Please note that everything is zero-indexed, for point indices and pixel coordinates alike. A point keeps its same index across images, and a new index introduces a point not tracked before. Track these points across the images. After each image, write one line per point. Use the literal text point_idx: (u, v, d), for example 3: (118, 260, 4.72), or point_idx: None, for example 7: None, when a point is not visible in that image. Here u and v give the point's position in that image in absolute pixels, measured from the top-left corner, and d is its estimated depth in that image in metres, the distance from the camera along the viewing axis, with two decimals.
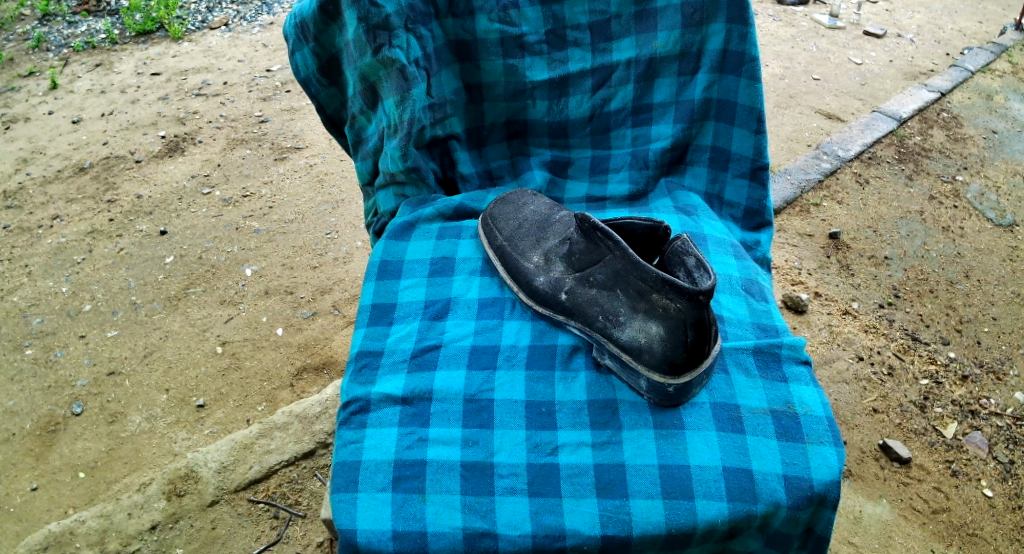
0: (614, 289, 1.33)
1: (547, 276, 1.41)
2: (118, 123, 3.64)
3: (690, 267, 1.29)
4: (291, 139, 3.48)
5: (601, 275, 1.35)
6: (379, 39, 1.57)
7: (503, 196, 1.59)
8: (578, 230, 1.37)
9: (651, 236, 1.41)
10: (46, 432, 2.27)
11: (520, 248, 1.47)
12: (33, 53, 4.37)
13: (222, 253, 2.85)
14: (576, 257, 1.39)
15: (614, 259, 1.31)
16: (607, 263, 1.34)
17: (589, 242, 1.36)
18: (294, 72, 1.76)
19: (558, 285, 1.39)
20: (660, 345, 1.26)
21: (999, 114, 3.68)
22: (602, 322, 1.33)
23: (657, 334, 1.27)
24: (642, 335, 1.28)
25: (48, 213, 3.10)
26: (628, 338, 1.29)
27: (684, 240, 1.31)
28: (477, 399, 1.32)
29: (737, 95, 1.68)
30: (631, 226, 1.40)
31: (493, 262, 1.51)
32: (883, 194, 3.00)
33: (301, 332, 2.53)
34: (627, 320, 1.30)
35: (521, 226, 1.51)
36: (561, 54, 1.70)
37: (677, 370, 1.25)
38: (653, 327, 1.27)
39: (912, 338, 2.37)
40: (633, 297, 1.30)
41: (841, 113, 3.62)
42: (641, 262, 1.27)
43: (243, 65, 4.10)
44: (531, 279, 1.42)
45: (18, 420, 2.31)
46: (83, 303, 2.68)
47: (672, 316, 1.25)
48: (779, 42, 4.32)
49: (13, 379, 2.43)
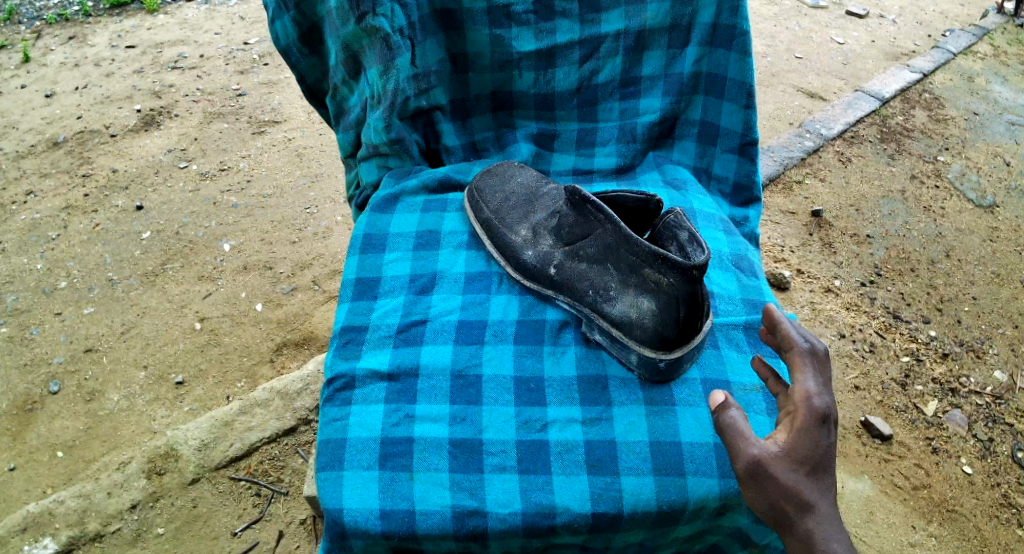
0: (605, 263, 1.31)
1: (536, 250, 1.39)
2: (92, 97, 3.54)
3: (682, 240, 1.27)
4: (269, 113, 3.40)
5: (591, 249, 1.32)
6: (362, 6, 1.52)
7: (491, 168, 1.56)
8: (568, 202, 1.35)
9: (641, 210, 1.39)
10: (22, 411, 2.22)
11: (508, 220, 1.44)
12: (4, 25, 4.23)
13: (200, 228, 2.79)
14: (565, 231, 1.37)
15: (605, 232, 1.29)
16: (598, 236, 1.31)
17: (579, 215, 1.34)
18: (274, 41, 1.70)
19: (547, 259, 1.37)
20: (652, 320, 1.24)
21: (980, 96, 3.69)
22: (592, 296, 1.31)
23: (648, 309, 1.25)
24: (632, 309, 1.26)
25: (21, 189, 3.02)
26: (619, 313, 1.28)
27: (677, 213, 1.29)
28: (465, 374, 1.30)
29: (727, 70, 1.66)
30: (621, 199, 1.38)
31: (480, 236, 1.48)
32: (865, 173, 3.00)
33: (280, 308, 2.49)
34: (618, 294, 1.28)
35: (509, 199, 1.48)
36: (549, 24, 1.64)
37: (668, 346, 1.23)
38: (645, 302, 1.25)
39: (892, 316, 2.38)
40: (624, 271, 1.28)
41: (824, 92, 3.61)
42: (633, 235, 1.25)
43: (220, 37, 4.01)
44: (519, 253, 1.39)
45: None
46: (58, 280, 2.61)
47: (665, 291, 1.23)
48: (763, 20, 4.30)
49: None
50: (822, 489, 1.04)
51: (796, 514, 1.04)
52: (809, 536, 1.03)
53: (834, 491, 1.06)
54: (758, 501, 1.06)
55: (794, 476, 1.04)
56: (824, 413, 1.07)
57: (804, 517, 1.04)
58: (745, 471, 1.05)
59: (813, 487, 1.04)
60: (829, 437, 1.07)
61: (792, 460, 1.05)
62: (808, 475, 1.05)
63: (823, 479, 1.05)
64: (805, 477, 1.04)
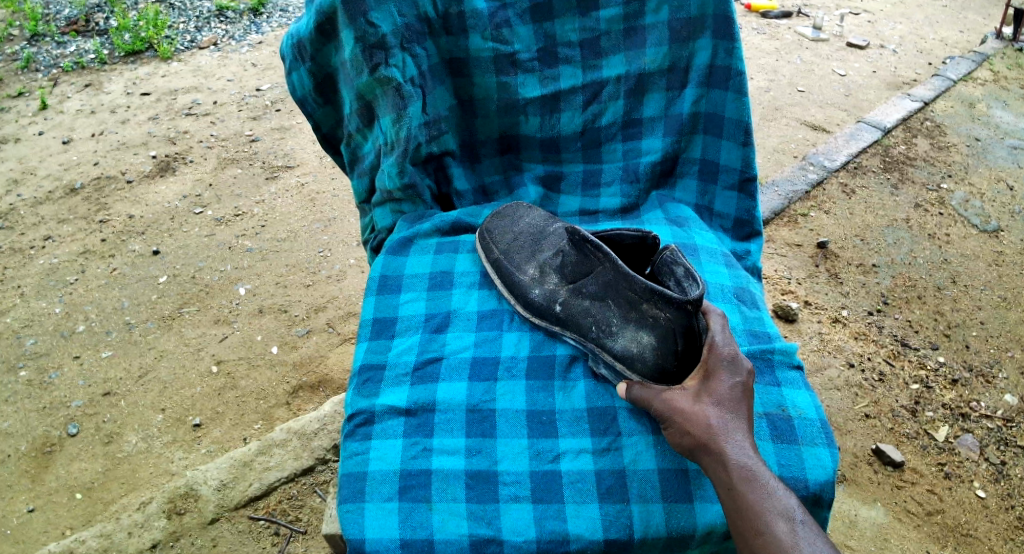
0: (606, 299, 1.37)
1: (542, 288, 1.44)
2: (109, 143, 3.67)
3: (678, 277, 1.34)
4: (281, 158, 3.51)
5: (592, 286, 1.39)
6: (375, 58, 1.55)
7: (499, 211, 1.62)
8: (570, 243, 1.42)
9: (639, 247, 1.45)
10: (42, 453, 2.27)
11: (516, 260, 1.49)
12: (22, 74, 4.43)
13: (215, 272, 2.87)
14: (568, 269, 1.43)
15: (605, 270, 1.36)
16: (598, 274, 1.38)
17: (580, 255, 1.41)
18: (291, 91, 1.73)
19: (553, 297, 1.42)
20: (652, 354, 1.30)
21: (982, 122, 3.75)
22: (595, 331, 1.36)
23: (648, 343, 1.31)
24: (633, 344, 1.31)
25: (39, 234, 3.12)
26: (621, 347, 1.32)
27: (672, 250, 1.36)
28: (480, 408, 1.34)
29: (725, 109, 1.69)
30: (620, 238, 1.44)
31: (490, 276, 1.53)
32: (870, 203, 3.06)
33: (296, 350, 2.54)
34: (620, 329, 1.34)
35: (517, 239, 1.54)
36: (553, 71, 1.69)
37: (667, 377, 1.30)
38: (645, 336, 1.31)
39: (901, 344, 2.41)
40: (624, 307, 1.34)
41: (827, 124, 3.69)
42: (631, 272, 1.33)
43: (232, 84, 4.15)
44: (526, 292, 1.44)
45: (13, 441, 2.31)
46: (76, 323, 2.69)
47: (662, 325, 1.30)
48: (764, 55, 4.42)
49: (8, 401, 2.43)
50: (728, 414, 1.19)
51: (707, 436, 1.17)
52: (723, 452, 1.15)
53: (740, 415, 1.20)
54: (674, 436, 1.20)
55: (700, 407, 1.20)
56: (731, 358, 1.25)
57: (715, 437, 1.16)
58: (659, 411, 1.23)
59: (721, 413, 1.19)
60: (735, 376, 1.23)
61: (696, 395, 1.22)
62: (715, 405, 1.20)
63: (728, 407, 1.20)
64: (710, 407, 1.20)
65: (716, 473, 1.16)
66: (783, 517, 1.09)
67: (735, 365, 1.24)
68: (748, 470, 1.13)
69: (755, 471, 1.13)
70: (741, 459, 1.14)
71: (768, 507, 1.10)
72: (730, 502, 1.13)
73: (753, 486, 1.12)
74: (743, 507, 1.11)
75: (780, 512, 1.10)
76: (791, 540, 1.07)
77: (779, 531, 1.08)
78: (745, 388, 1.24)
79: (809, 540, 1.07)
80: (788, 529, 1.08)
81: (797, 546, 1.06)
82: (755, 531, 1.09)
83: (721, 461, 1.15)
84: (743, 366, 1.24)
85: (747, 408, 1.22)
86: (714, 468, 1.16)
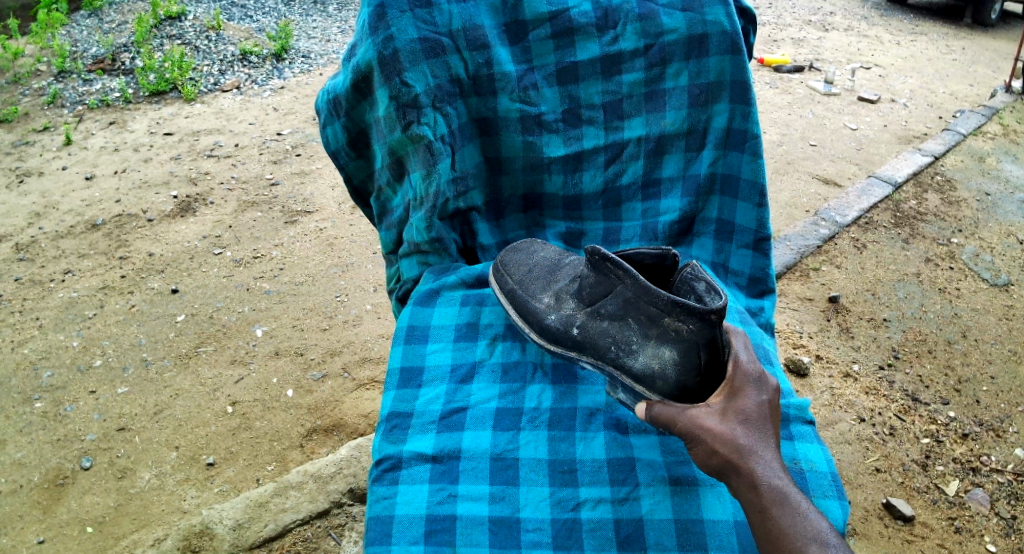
0: (626, 318, 1.33)
1: (559, 314, 1.41)
2: (131, 182, 3.79)
3: (700, 290, 1.33)
4: (301, 203, 3.61)
5: (611, 306, 1.35)
6: (407, 116, 1.58)
7: (515, 244, 1.58)
8: (587, 262, 1.38)
9: (658, 266, 1.43)
10: (54, 485, 2.31)
11: (532, 289, 1.46)
12: (48, 109, 4.63)
13: (233, 313, 2.94)
14: (585, 292, 1.39)
15: (624, 287, 1.32)
16: (617, 293, 1.34)
17: (598, 274, 1.36)
18: (324, 145, 1.81)
19: (570, 321, 1.39)
20: (674, 370, 1.29)
21: (991, 176, 3.82)
22: (614, 352, 1.34)
23: (670, 358, 1.28)
24: (655, 361, 1.30)
25: (60, 268, 3.21)
26: (641, 366, 1.31)
27: (693, 266, 1.35)
28: (503, 457, 1.34)
29: (740, 171, 1.76)
30: (639, 257, 1.42)
31: (505, 307, 1.50)
32: (881, 258, 3.11)
33: (311, 394, 2.59)
34: (640, 346, 1.31)
35: (532, 270, 1.50)
36: (576, 131, 1.72)
37: (688, 395, 1.30)
38: (666, 352, 1.29)
39: (911, 399, 2.43)
40: (644, 324, 1.31)
41: (838, 178, 3.77)
42: (652, 287, 1.28)
43: (254, 127, 4.29)
44: (542, 318, 1.41)
45: (26, 472, 2.35)
46: (93, 358, 2.75)
47: (685, 338, 1.27)
48: (775, 109, 4.53)
49: (22, 431, 2.48)
50: (757, 435, 1.21)
51: (736, 456, 1.18)
52: (753, 472, 1.17)
53: (767, 434, 1.22)
54: (701, 454, 1.21)
55: (728, 426, 1.21)
56: (757, 376, 1.27)
57: (745, 457, 1.18)
58: (684, 428, 1.22)
59: (748, 432, 1.21)
60: (760, 394, 1.26)
61: (723, 414, 1.23)
62: (740, 424, 1.22)
63: (756, 428, 1.22)
64: (739, 427, 1.21)
65: (746, 493, 1.17)
66: (815, 540, 1.10)
67: (761, 382, 1.27)
68: (778, 491, 1.15)
69: (785, 493, 1.15)
70: (771, 480, 1.16)
71: (800, 531, 1.11)
72: (761, 525, 1.14)
73: (784, 507, 1.13)
74: (773, 529, 1.12)
75: (812, 534, 1.10)
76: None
77: None
78: (770, 405, 1.26)
79: None
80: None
81: None
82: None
83: (752, 482, 1.17)
84: (768, 383, 1.27)
85: (772, 427, 1.24)
86: (744, 489, 1.17)
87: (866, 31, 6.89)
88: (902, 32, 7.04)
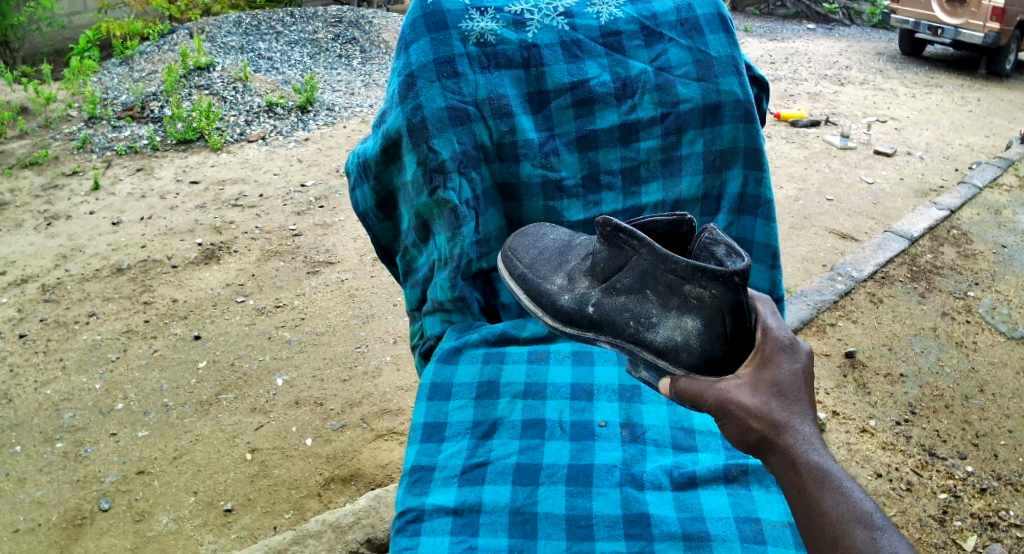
0: (643, 291, 1.23)
1: (572, 293, 1.33)
2: (157, 228, 3.91)
3: (719, 255, 1.20)
4: (323, 254, 3.71)
5: (628, 279, 1.25)
6: (434, 181, 1.66)
7: (524, 228, 1.55)
8: (600, 237, 1.29)
9: (673, 234, 1.31)
10: (72, 525, 2.33)
11: (542, 272, 1.40)
12: (78, 154, 4.81)
13: (255, 361, 3.01)
14: (599, 267, 1.31)
15: (640, 258, 1.22)
16: (633, 265, 1.24)
17: (612, 248, 1.27)
18: (353, 205, 1.90)
19: (584, 300, 1.31)
20: (698, 341, 1.15)
21: (1007, 229, 3.86)
22: (634, 326, 1.23)
23: (693, 328, 1.15)
24: (677, 332, 1.17)
25: (85, 310, 3.31)
26: (663, 338, 1.19)
27: (711, 229, 1.23)
28: (522, 511, 1.35)
29: (754, 234, 1.86)
30: (651, 226, 1.32)
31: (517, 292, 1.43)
32: (897, 312, 3.14)
33: (330, 444, 2.63)
34: (660, 319, 1.20)
35: (542, 252, 1.45)
36: (595, 196, 1.79)
37: (716, 367, 1.14)
38: (689, 322, 1.16)
39: (929, 454, 2.44)
40: (664, 295, 1.20)
41: (855, 232, 3.82)
42: (669, 254, 1.17)
43: (278, 178, 4.43)
44: (555, 299, 1.34)
45: (45, 511, 2.38)
46: (115, 401, 2.81)
47: (708, 305, 1.13)
48: (792, 164, 4.62)
49: (43, 470, 2.53)
50: (793, 409, 1.04)
51: (772, 432, 1.01)
52: (791, 448, 1.00)
53: (806, 406, 1.05)
54: (733, 432, 1.04)
55: (762, 400, 1.04)
56: (789, 344, 1.10)
57: (781, 433, 1.01)
58: (713, 402, 1.06)
59: (784, 404, 1.04)
60: (796, 363, 1.08)
61: (754, 386, 1.06)
62: (773, 396, 1.04)
63: (793, 401, 1.04)
64: (774, 400, 1.04)
65: (783, 473, 1.00)
66: (864, 524, 0.92)
67: (794, 350, 1.09)
68: (821, 471, 0.97)
69: (828, 471, 0.97)
70: (812, 458, 0.98)
71: (843, 513, 0.93)
72: (800, 507, 0.96)
73: (826, 488, 0.95)
74: (813, 513, 0.94)
75: (861, 518, 0.92)
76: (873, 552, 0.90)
77: (857, 541, 0.91)
78: (807, 375, 1.08)
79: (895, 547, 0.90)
80: (869, 538, 0.91)
81: None
82: (832, 543, 0.92)
83: (790, 461, 0.99)
84: (802, 350, 1.09)
85: (810, 399, 1.06)
86: (782, 470, 1.00)
87: (881, 83, 7.02)
88: (917, 84, 7.17)
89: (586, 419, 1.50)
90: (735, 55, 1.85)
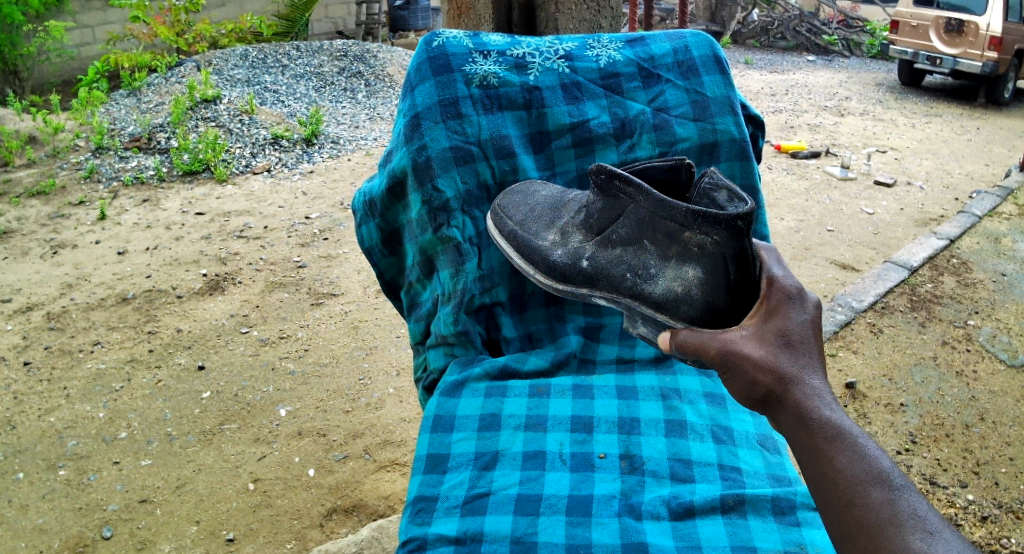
0: (641, 241, 1.27)
1: (566, 249, 1.38)
2: (162, 258, 3.97)
3: (720, 200, 1.22)
4: (327, 285, 3.76)
5: (623, 230, 1.30)
6: (438, 219, 1.72)
7: (513, 187, 1.62)
8: (594, 187, 1.33)
9: (671, 181, 1.36)
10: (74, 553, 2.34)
11: (535, 229, 1.45)
12: (84, 184, 4.90)
13: (258, 392, 3.04)
14: (593, 220, 1.36)
15: (637, 206, 1.25)
16: (630, 214, 1.28)
17: (607, 198, 1.31)
18: (359, 241, 1.95)
19: (579, 254, 1.36)
20: (699, 291, 1.18)
21: (1007, 257, 3.91)
22: (631, 279, 1.28)
23: (694, 277, 1.20)
24: (678, 283, 1.22)
25: (89, 339, 3.35)
26: (663, 290, 1.23)
27: (712, 173, 1.25)
28: (523, 540, 1.36)
29: None
30: (650, 172, 1.35)
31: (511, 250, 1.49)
32: (897, 342, 3.18)
33: (332, 474, 2.65)
34: (659, 271, 1.25)
35: (534, 210, 1.51)
36: None
37: (720, 318, 1.17)
38: (690, 271, 1.20)
39: (930, 483, 2.45)
40: (663, 244, 1.24)
41: (856, 263, 3.87)
42: (667, 200, 1.20)
43: (283, 210, 4.50)
44: (549, 254, 1.39)
45: (47, 538, 2.39)
46: (119, 430, 2.84)
47: (710, 253, 1.17)
48: (793, 196, 4.68)
49: (45, 498, 2.55)
50: (801, 361, 1.02)
51: (780, 387, 0.99)
52: (801, 403, 0.98)
53: (814, 359, 1.04)
54: (741, 387, 1.03)
55: (769, 352, 1.02)
56: (794, 291, 1.10)
57: (790, 388, 0.99)
58: (717, 353, 1.05)
59: (793, 358, 1.02)
60: (803, 313, 1.08)
61: (760, 338, 1.05)
62: (779, 348, 1.03)
63: (800, 354, 1.03)
64: (782, 353, 1.02)
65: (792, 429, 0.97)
66: (879, 480, 0.89)
67: (801, 299, 1.09)
68: (833, 427, 0.94)
69: (840, 426, 0.94)
70: (823, 414, 0.96)
71: (858, 471, 0.90)
72: (811, 463, 0.93)
73: (840, 442, 0.92)
74: (826, 470, 0.91)
75: (876, 473, 0.89)
76: (891, 511, 0.86)
77: (873, 499, 0.88)
78: (815, 326, 1.08)
79: (912, 504, 0.87)
80: (885, 498, 0.87)
81: (900, 519, 0.85)
82: (847, 503, 0.88)
83: (799, 417, 0.97)
84: (810, 300, 1.09)
85: (818, 350, 1.05)
86: (792, 427, 0.97)
87: (880, 114, 7.12)
88: (917, 114, 7.27)
89: (586, 451, 1.54)
90: (730, 95, 1.92)
